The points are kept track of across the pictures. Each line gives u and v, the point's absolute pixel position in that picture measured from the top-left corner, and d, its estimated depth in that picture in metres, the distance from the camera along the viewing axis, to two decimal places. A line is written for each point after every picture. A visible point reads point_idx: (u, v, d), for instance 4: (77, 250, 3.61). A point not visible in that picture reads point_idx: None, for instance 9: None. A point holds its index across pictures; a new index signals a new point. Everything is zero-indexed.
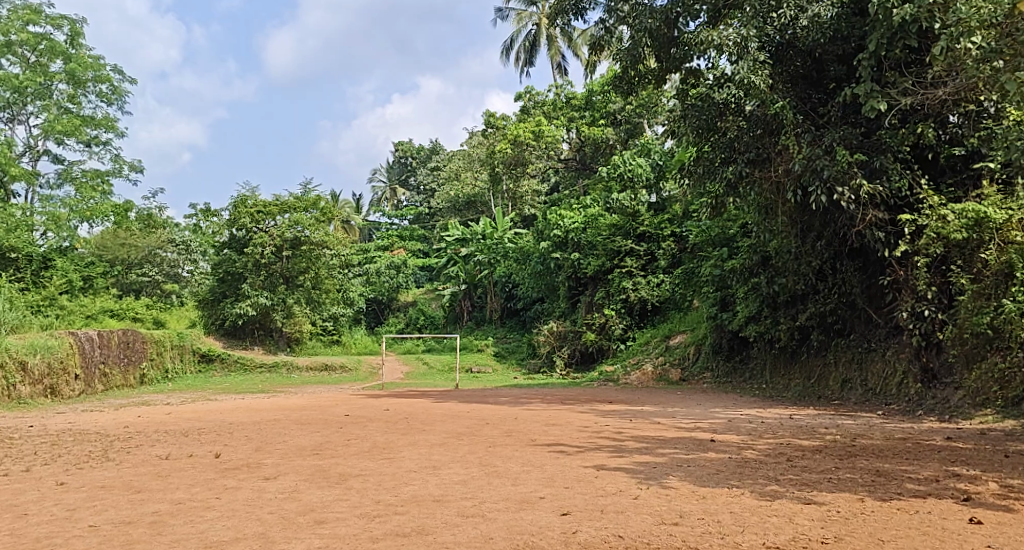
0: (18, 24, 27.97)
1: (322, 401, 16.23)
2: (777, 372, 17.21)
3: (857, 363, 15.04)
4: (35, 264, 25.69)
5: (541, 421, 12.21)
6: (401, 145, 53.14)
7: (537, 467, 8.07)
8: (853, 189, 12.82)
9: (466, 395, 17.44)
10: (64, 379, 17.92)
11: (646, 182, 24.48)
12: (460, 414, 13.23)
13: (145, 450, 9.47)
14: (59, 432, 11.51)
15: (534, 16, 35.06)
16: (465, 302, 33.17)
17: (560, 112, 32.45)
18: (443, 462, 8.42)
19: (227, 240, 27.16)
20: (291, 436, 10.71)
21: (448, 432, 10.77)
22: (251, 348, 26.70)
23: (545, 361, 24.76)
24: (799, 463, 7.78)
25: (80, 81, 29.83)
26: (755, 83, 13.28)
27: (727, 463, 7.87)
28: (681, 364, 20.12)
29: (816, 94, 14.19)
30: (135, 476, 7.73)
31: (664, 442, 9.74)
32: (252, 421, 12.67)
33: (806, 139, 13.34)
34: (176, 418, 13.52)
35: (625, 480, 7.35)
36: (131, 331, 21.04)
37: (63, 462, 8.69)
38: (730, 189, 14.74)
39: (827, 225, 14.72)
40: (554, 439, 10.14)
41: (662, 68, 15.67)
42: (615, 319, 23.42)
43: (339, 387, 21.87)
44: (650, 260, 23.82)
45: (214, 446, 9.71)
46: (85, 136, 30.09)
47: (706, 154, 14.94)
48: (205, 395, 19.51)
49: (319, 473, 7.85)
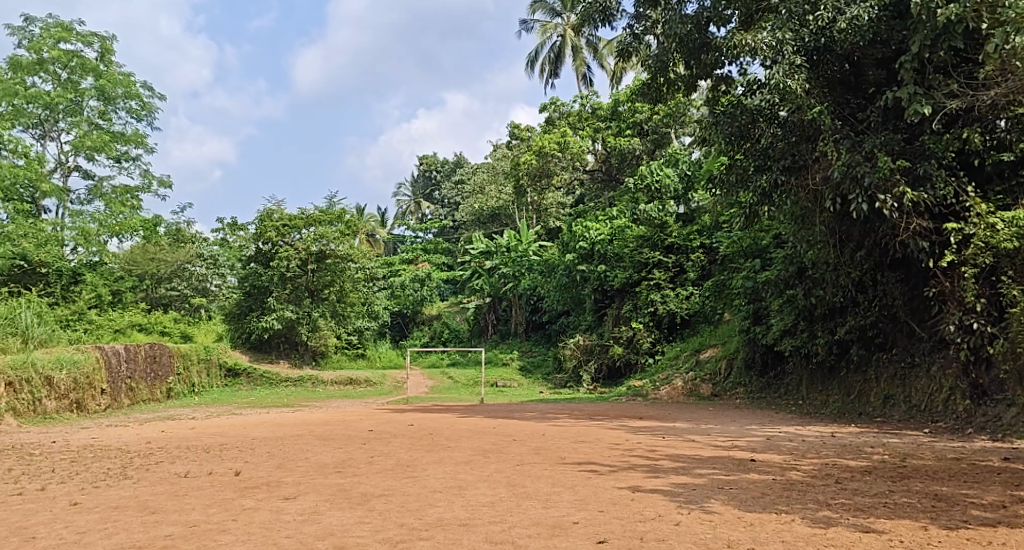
0: (50, 42, 28.21)
1: (346, 416, 15.95)
2: (814, 388, 16.74)
3: (900, 379, 14.55)
4: (65, 278, 25.83)
5: (569, 438, 11.79)
6: (426, 158, 53.12)
7: (568, 488, 7.67)
8: (896, 197, 12.34)
9: (491, 410, 17.07)
10: (89, 394, 17.73)
11: (674, 193, 24.05)
12: (486, 430, 12.85)
13: (163, 467, 9.18)
14: (80, 448, 11.29)
15: (558, 28, 34.76)
16: (490, 316, 32.86)
17: (585, 123, 31.98)
18: (469, 482, 8.04)
19: (253, 254, 27.02)
20: (313, 452, 10.38)
21: (473, 449, 10.39)
22: (277, 362, 26.58)
23: (572, 376, 24.40)
24: (850, 485, 7.31)
25: (111, 97, 29.97)
26: (791, 86, 12.77)
27: (773, 486, 7.41)
28: (713, 380, 19.62)
29: (854, 99, 13.79)
30: (152, 496, 7.43)
31: (701, 461, 9.28)
32: (274, 437, 12.37)
33: (844, 145, 12.89)
34: (199, 433, 13.27)
35: (664, 503, 6.92)
36: (158, 345, 20.91)
37: (79, 480, 8.40)
38: (764, 198, 14.34)
39: (867, 235, 14.25)
40: (584, 457, 9.72)
41: (692, 74, 15.28)
42: (643, 332, 22.95)
43: (363, 401, 21.54)
44: (679, 272, 23.33)
45: (235, 462, 9.40)
46: (115, 152, 30.21)
47: (739, 163, 14.55)
48: (230, 410, 19.32)
49: (340, 492, 7.50)
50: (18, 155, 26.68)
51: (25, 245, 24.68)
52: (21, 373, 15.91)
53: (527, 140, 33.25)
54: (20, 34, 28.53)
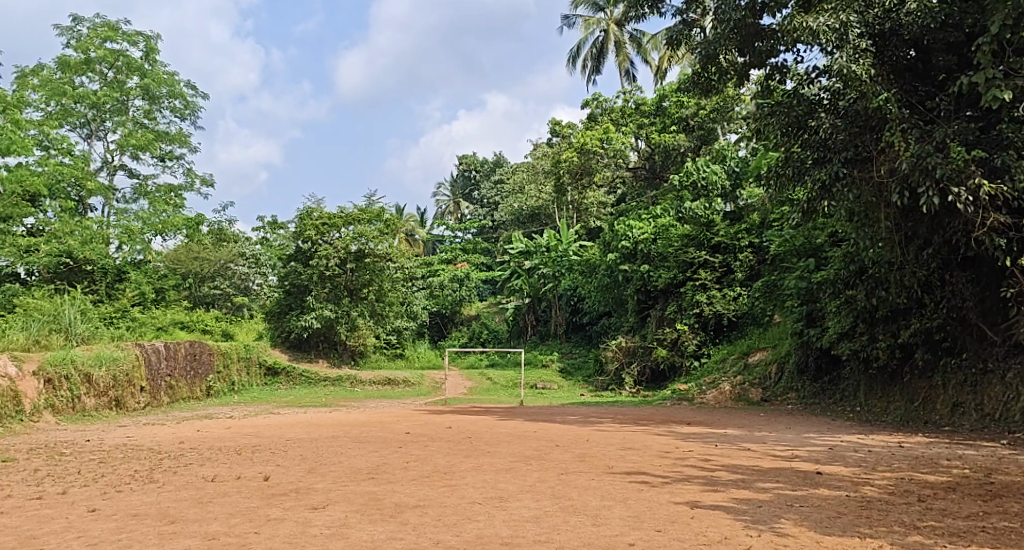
0: (97, 41, 28.26)
1: (383, 417, 15.45)
2: (872, 394, 16.22)
3: (971, 385, 14.11)
4: (109, 276, 25.97)
5: (615, 445, 11.12)
6: (466, 158, 52.69)
7: (619, 502, 7.03)
8: (972, 190, 11.77)
9: (534, 412, 16.43)
10: (129, 391, 17.46)
11: (722, 191, 23.31)
12: (527, 435, 12.21)
13: (191, 470, 8.54)
14: (113, 447, 10.88)
15: (601, 23, 34.05)
16: (529, 317, 32.28)
17: (628, 119, 30.86)
18: (511, 493, 7.44)
19: (293, 253, 26.67)
20: (347, 456, 9.83)
21: (514, 455, 9.78)
22: (316, 361, 26.27)
23: (614, 378, 23.74)
24: (937, 505, 6.69)
25: (155, 96, 29.97)
26: (855, 72, 12.43)
27: (849, 504, 6.76)
28: (762, 384, 18.93)
29: (923, 86, 13.35)
30: (174, 502, 6.92)
31: (762, 473, 8.57)
32: (309, 439, 11.85)
33: (913, 136, 12.41)
34: (234, 434, 12.80)
35: (728, 523, 6.28)
36: (199, 343, 20.70)
37: (102, 481, 7.90)
38: (824, 193, 13.66)
39: (935, 232, 13.73)
40: (633, 467, 9.07)
41: (746, 63, 14.56)
42: (688, 334, 22.16)
43: (402, 401, 21.14)
44: (726, 272, 22.43)
45: (265, 466, 8.85)
46: (159, 151, 30.21)
47: (797, 156, 13.91)
48: (268, 408, 19.01)
49: (371, 503, 6.94)
50: (64, 153, 26.63)
51: (71, 242, 24.67)
52: (61, 370, 15.63)
53: (569, 137, 32.52)
54: (69, 34, 28.66)
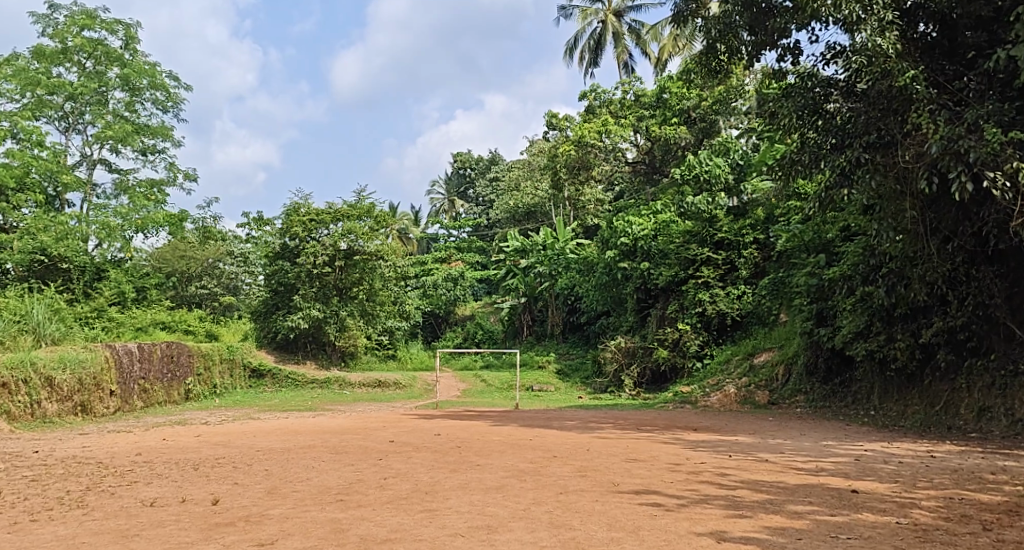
0: (74, 30, 27.00)
1: (368, 423, 14.33)
2: (888, 397, 15.15)
3: (1000, 388, 13.00)
4: (88, 274, 24.79)
5: (619, 456, 10.02)
6: (460, 156, 51.51)
7: (629, 533, 5.99)
8: (1008, 174, 10.73)
9: (530, 416, 15.31)
10: (96, 396, 16.32)
11: (725, 185, 22.11)
12: (521, 444, 11.08)
13: (132, 490, 7.41)
14: (58, 460, 9.74)
15: (599, 13, 32.92)
16: (525, 317, 31.19)
17: (628, 111, 29.64)
18: (501, 520, 6.37)
19: (279, 251, 25.47)
20: (317, 472, 8.72)
21: (508, 470, 8.67)
22: (304, 363, 25.10)
23: (612, 380, 22.57)
24: (1010, 537, 5.86)
25: (136, 88, 28.81)
26: (881, 46, 11.51)
27: (905, 536, 5.87)
28: (769, 387, 17.85)
29: (951, 65, 12.27)
30: (93, 537, 5.83)
31: (790, 491, 7.52)
32: (278, 450, 10.69)
33: (943, 116, 11.35)
34: (201, 444, 11.66)
35: None
36: (176, 344, 19.51)
37: (23, 505, 6.79)
38: (844, 179, 12.52)
39: (964, 223, 12.70)
40: (640, 484, 7.99)
41: (757, 42, 13.41)
42: (690, 334, 21.01)
43: (390, 405, 20.07)
44: (730, 269, 21.31)
45: (220, 485, 7.72)
46: (140, 145, 29.02)
47: (812, 141, 12.88)
48: (249, 413, 17.98)
49: (332, 536, 5.87)
50: (36, 146, 25.29)
51: (44, 239, 23.46)
52: (19, 373, 14.52)
53: (566, 130, 31.33)
54: (45, 21, 27.48)
